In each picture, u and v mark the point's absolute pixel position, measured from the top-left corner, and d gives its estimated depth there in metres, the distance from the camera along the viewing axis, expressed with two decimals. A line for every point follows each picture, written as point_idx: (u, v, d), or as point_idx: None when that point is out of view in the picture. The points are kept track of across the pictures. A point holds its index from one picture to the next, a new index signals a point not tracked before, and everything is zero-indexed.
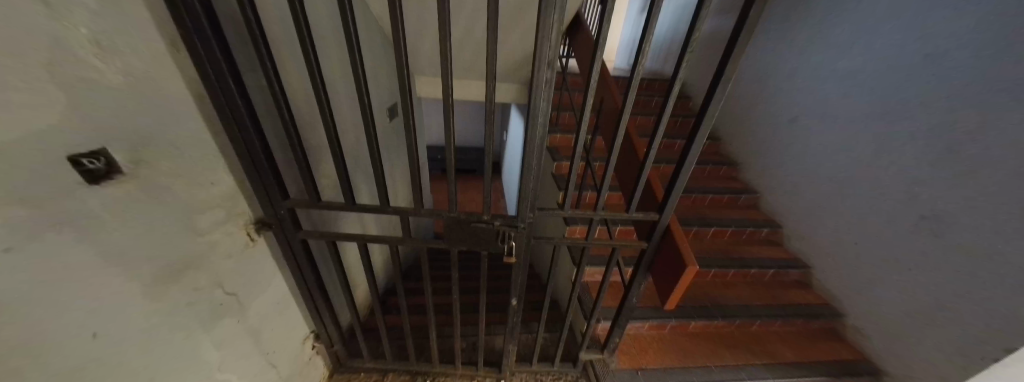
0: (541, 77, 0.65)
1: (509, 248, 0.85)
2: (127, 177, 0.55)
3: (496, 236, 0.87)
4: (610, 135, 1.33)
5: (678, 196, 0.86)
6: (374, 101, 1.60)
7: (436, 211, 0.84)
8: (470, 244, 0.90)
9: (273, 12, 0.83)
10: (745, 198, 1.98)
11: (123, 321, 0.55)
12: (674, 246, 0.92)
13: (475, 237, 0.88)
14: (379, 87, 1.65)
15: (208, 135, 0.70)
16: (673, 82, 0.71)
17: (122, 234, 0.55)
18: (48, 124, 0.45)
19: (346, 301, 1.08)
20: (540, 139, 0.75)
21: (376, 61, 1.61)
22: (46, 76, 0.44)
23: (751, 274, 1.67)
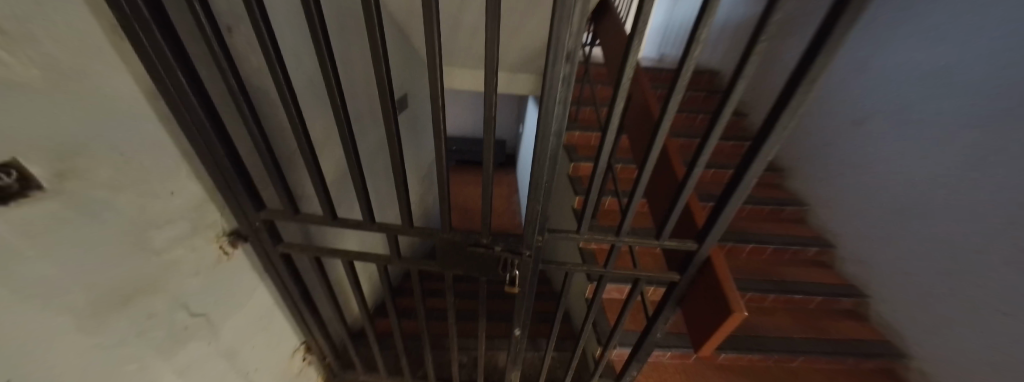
0: (558, 73, 0.50)
1: (512, 278, 0.74)
2: (50, 192, 0.45)
3: (499, 263, 0.75)
4: (637, 138, 1.16)
5: (724, 225, 0.68)
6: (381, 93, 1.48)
7: (430, 231, 0.73)
8: (468, 268, 0.79)
9: None
10: (790, 210, 1.73)
11: (52, 363, 0.47)
12: (714, 282, 0.74)
13: (472, 262, 0.77)
14: None
15: (166, 138, 0.60)
16: (733, 85, 0.53)
17: (46, 263, 0.45)
18: None
19: (337, 316, 1.00)
20: (551, 154, 0.60)
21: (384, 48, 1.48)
22: None
23: (793, 300, 1.47)
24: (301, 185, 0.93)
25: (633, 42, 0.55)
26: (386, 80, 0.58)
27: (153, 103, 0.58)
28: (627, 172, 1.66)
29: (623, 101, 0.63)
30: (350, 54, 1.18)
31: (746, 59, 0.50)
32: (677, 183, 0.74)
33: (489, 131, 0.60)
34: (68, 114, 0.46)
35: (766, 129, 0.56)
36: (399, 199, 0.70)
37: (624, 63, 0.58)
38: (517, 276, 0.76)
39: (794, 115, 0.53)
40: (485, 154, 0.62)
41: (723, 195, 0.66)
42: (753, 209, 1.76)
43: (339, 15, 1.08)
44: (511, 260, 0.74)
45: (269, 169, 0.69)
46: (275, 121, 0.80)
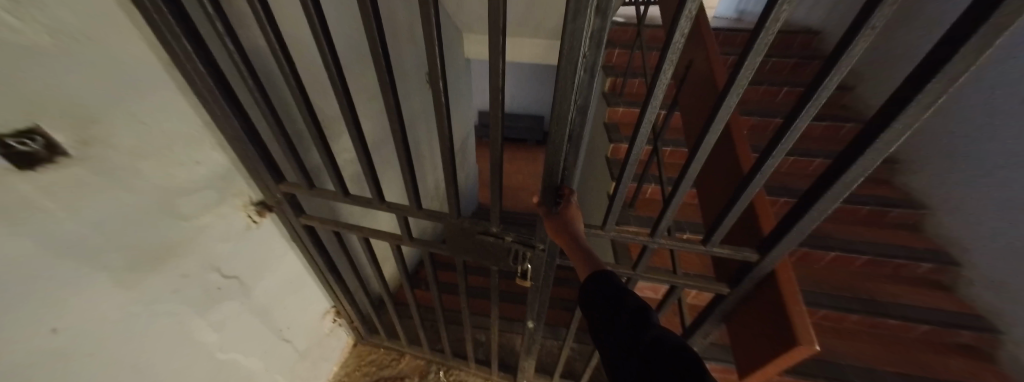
0: (581, 33, 0.36)
1: (523, 272, 0.69)
2: (76, 159, 0.48)
3: (510, 254, 0.68)
4: (694, 114, 0.96)
5: (801, 236, 0.52)
6: (412, 62, 1.43)
7: (438, 215, 0.67)
8: (479, 256, 0.74)
9: None
10: (897, 213, 1.37)
11: (91, 314, 0.52)
12: (775, 301, 0.58)
13: (483, 250, 0.72)
14: (417, 47, 1.47)
15: (187, 108, 0.61)
16: (844, 46, 0.35)
17: (76, 226, 0.48)
18: None
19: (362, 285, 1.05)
20: (568, 135, 0.49)
21: (414, 14, 1.40)
22: None
23: (883, 325, 1.19)
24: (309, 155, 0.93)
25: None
26: (383, 45, 0.50)
27: (170, 71, 0.58)
28: (677, 156, 1.43)
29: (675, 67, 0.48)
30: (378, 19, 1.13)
31: (874, 5, 0.30)
32: (741, 176, 0.57)
33: (496, 105, 0.50)
34: (81, 80, 0.46)
35: (888, 113, 0.37)
36: (405, 179, 0.66)
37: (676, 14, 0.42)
38: (529, 269, 0.70)
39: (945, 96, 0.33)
40: (495, 132, 0.53)
41: (806, 197, 0.49)
42: (844, 209, 1.41)
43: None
44: (523, 251, 0.68)
45: (280, 141, 0.70)
46: (279, 92, 0.78)
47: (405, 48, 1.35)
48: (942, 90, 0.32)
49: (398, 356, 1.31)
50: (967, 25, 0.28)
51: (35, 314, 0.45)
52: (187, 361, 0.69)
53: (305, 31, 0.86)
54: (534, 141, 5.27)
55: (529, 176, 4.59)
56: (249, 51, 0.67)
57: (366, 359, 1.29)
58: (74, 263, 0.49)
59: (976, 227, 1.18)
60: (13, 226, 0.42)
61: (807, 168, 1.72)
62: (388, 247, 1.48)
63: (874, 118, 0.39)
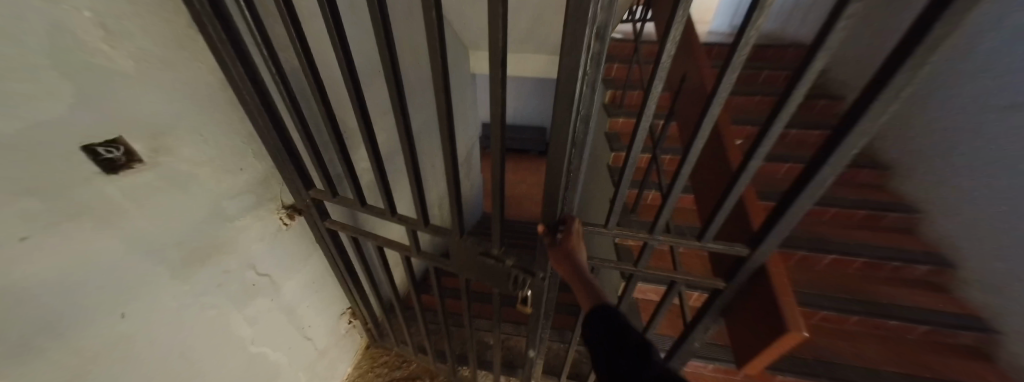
0: (584, 55, 0.44)
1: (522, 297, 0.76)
2: (148, 165, 0.55)
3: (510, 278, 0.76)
4: (690, 123, 1.03)
5: (786, 230, 0.57)
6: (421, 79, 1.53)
7: (443, 231, 0.74)
8: (482, 277, 0.81)
9: None
10: (893, 216, 1.41)
11: (151, 302, 0.58)
12: (766, 294, 0.63)
13: (486, 271, 0.80)
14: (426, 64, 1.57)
15: (236, 121, 0.70)
16: (808, 60, 0.41)
17: (145, 223, 0.56)
18: (54, 116, 0.43)
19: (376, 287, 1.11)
20: (574, 141, 0.56)
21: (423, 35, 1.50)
22: (45, 64, 0.41)
23: (885, 326, 1.21)
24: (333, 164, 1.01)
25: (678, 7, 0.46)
26: (397, 72, 0.58)
27: (225, 90, 0.66)
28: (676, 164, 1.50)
29: (667, 77, 0.55)
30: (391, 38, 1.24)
31: (834, 22, 0.37)
32: (731, 175, 0.64)
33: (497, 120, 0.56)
34: (152, 96, 0.54)
35: (849, 118, 0.43)
36: (413, 195, 0.73)
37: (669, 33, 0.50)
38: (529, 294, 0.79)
39: (895, 103, 0.39)
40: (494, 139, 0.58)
41: (788, 194, 0.55)
42: (840, 213, 1.45)
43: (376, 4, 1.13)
44: (522, 276, 0.75)
45: (312, 150, 0.77)
46: (310, 106, 0.87)
47: (412, 65, 1.45)
48: (888, 99, 0.39)
49: (409, 358, 1.35)
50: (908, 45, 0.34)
51: (107, 300, 0.52)
52: (226, 353, 0.74)
53: (332, 52, 0.96)
54: (536, 151, 5.38)
55: (533, 186, 4.70)
56: (284, 69, 0.76)
57: (379, 360, 1.34)
58: (141, 256, 0.56)
59: (966, 229, 1.22)
60: (89, 220, 0.48)
61: None
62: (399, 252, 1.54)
63: (838, 126, 0.45)
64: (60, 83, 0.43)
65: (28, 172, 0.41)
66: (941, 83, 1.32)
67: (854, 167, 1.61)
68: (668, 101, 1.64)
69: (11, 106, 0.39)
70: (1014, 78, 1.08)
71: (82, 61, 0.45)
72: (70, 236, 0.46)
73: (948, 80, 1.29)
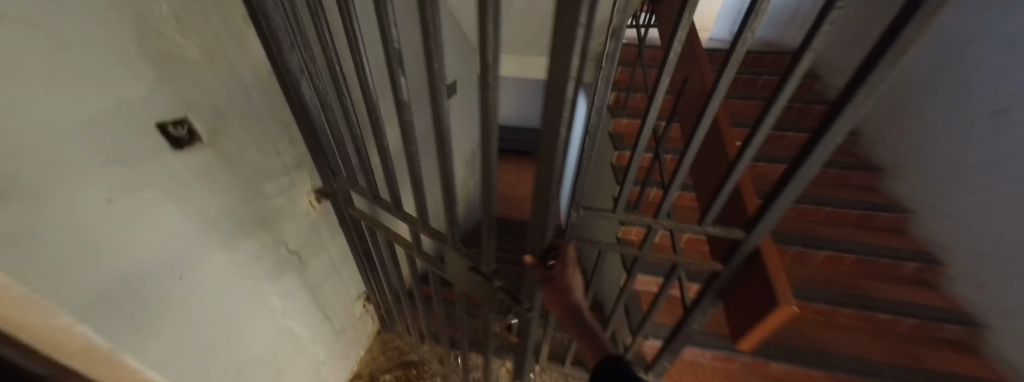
0: (604, 51, 0.52)
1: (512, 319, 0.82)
2: (206, 144, 0.61)
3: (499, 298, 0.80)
4: (690, 121, 1.10)
5: (778, 213, 0.63)
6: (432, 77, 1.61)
7: (442, 238, 0.80)
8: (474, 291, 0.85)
9: None
10: (885, 217, 1.47)
11: (201, 270, 0.63)
12: (759, 274, 0.69)
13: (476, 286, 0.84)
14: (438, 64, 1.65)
15: (277, 108, 0.76)
16: (798, 57, 0.48)
17: (201, 196, 0.61)
18: (139, 95, 0.48)
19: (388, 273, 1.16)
20: (589, 129, 0.64)
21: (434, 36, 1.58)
22: (134, 49, 0.47)
23: (875, 319, 1.27)
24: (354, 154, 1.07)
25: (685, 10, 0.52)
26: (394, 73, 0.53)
27: (269, 79, 0.73)
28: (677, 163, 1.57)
29: (672, 74, 0.61)
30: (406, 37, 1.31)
31: (817, 26, 0.44)
32: (728, 164, 0.70)
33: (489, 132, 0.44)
34: (213, 81, 0.60)
35: (835, 107, 0.50)
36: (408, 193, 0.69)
37: (673, 37, 0.56)
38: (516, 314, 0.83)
39: (872, 95, 0.45)
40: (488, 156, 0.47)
41: (781, 180, 0.62)
42: (834, 212, 1.51)
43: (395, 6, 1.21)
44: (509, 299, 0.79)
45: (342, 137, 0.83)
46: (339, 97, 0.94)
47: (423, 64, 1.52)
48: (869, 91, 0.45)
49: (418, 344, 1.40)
50: (885, 44, 0.40)
51: (167, 262, 0.57)
52: (259, 325, 0.80)
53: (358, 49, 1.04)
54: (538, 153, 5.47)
55: None
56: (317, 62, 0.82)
57: (390, 345, 1.39)
58: (196, 226, 0.61)
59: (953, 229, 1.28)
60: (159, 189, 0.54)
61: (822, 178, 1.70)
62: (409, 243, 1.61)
63: (826, 114, 0.52)
64: (145, 66, 0.49)
65: (118, 142, 0.47)
66: (931, 90, 1.39)
67: (851, 170, 1.66)
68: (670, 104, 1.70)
69: (109, 84, 0.44)
70: (999, 85, 1.14)
71: (161, 46, 0.50)
72: (145, 202, 0.52)
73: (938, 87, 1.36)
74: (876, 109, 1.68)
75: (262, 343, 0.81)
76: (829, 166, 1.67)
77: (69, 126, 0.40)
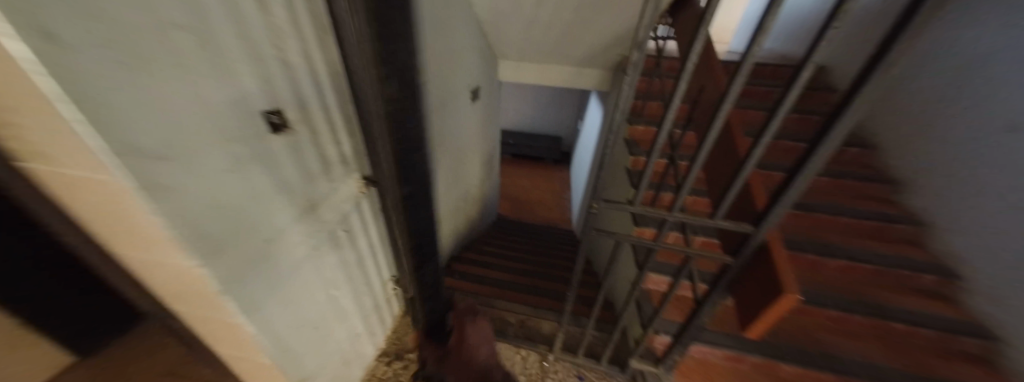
0: (632, 59, 0.63)
1: None
2: (291, 132, 0.71)
3: None
4: (705, 128, 1.17)
5: (786, 207, 0.70)
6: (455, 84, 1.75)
7: None
8: None
9: None
10: (902, 229, 1.48)
11: (281, 238, 0.72)
12: (768, 265, 0.74)
13: None
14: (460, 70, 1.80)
15: (343, 104, 0.87)
16: (802, 66, 0.58)
17: (284, 173, 0.70)
18: (257, 88, 0.59)
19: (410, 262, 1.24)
20: (613, 125, 0.75)
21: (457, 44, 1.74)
22: (258, 51, 0.57)
23: (890, 329, 1.28)
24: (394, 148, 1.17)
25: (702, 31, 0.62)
26: None
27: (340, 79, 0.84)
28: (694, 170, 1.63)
29: (687, 87, 0.69)
30: (435, 44, 1.45)
31: (814, 45, 0.55)
32: (738, 162, 0.78)
33: None
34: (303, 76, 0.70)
35: (839, 109, 0.58)
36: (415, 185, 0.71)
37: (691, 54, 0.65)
38: None
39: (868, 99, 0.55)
40: None
41: (786, 177, 0.69)
42: (850, 222, 1.52)
43: (430, 16, 1.34)
44: None
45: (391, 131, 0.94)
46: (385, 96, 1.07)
47: (446, 69, 1.65)
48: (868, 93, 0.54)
49: None
50: None
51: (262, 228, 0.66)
52: (314, 294, 0.89)
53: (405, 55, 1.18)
54: (550, 159, 5.59)
55: (547, 193, 4.93)
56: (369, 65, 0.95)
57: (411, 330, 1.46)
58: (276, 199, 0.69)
59: (963, 242, 1.31)
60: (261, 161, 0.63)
61: (840, 189, 1.70)
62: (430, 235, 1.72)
63: (829, 114, 0.60)
64: (261, 65, 0.59)
65: (240, 124, 0.56)
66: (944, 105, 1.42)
67: (865, 181, 1.67)
68: (686, 112, 1.77)
69: (241, 78, 0.54)
70: (1012, 102, 1.18)
71: (273, 48, 0.61)
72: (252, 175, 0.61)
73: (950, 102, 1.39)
74: (891, 123, 1.71)
75: (314, 310, 0.90)
76: (845, 177, 1.69)
77: (215, 101, 0.50)
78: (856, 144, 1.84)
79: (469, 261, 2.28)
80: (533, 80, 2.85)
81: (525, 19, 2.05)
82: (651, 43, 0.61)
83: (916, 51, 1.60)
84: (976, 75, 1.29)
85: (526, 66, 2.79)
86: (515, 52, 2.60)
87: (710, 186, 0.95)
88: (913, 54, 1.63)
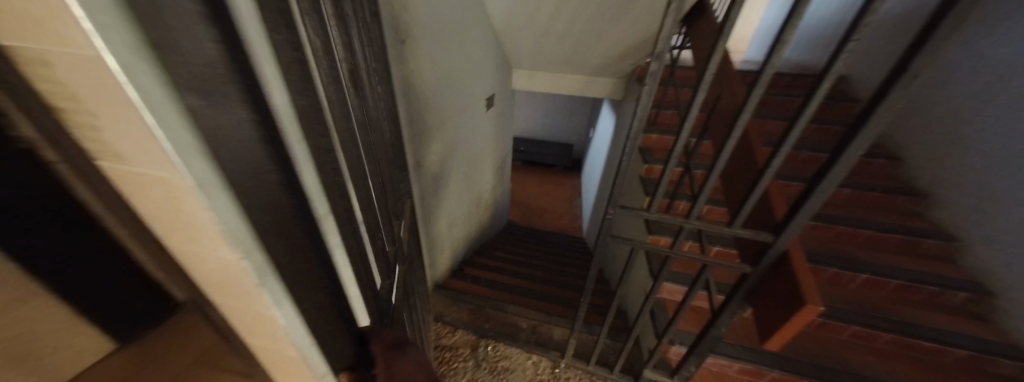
0: (650, 69, 0.65)
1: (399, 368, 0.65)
2: None
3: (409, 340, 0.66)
4: (721, 137, 1.18)
5: (807, 217, 0.69)
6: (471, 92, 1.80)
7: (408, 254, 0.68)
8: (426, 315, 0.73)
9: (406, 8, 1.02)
10: (930, 243, 1.42)
11: None
12: (788, 275, 0.74)
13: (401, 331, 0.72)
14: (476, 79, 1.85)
15: None
16: (822, 77, 0.59)
17: None
18: None
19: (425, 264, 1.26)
20: (630, 132, 0.77)
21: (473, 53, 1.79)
22: None
23: (919, 348, 1.23)
24: (414, 152, 1.21)
25: (720, 42, 0.64)
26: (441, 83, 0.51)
27: None
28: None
29: (705, 96, 0.70)
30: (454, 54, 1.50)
31: (835, 57, 0.56)
32: (757, 171, 0.78)
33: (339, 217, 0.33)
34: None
35: (861, 119, 0.58)
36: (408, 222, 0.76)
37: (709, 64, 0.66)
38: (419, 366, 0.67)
39: (891, 109, 0.55)
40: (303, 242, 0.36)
41: (807, 186, 0.69)
42: (874, 236, 1.48)
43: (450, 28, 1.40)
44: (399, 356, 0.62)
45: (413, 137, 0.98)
46: (408, 103, 1.11)
47: (463, 78, 1.70)
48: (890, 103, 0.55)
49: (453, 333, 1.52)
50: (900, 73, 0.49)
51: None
52: None
53: (426, 65, 1.23)
54: (561, 166, 5.60)
55: (557, 200, 4.93)
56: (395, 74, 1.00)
57: None
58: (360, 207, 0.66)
59: (998, 258, 1.25)
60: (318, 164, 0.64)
61: (863, 201, 1.65)
62: (444, 238, 1.75)
63: (852, 124, 0.60)
64: None
65: None
66: (973, 116, 1.37)
67: (889, 193, 1.62)
68: (701, 121, 1.76)
69: None
70: None
71: None
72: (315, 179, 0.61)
73: (980, 113, 1.34)
74: (918, 134, 1.66)
75: None
76: (869, 189, 1.64)
77: None
78: (879, 155, 1.79)
79: (480, 265, 2.30)
80: (546, 88, 2.88)
81: (539, 29, 2.09)
82: (670, 54, 0.63)
83: (943, 60, 1.56)
84: (1006, 85, 1.26)
85: (539, 75, 2.84)
86: (528, 61, 2.65)
87: (727, 195, 0.95)
88: (940, 64, 1.58)
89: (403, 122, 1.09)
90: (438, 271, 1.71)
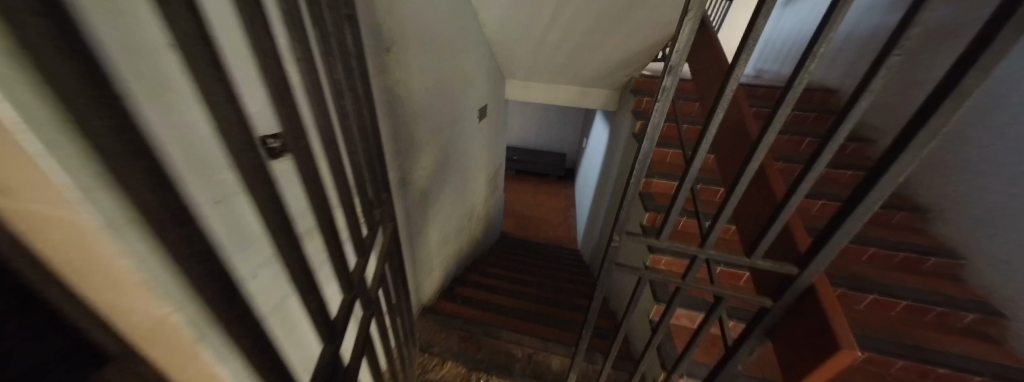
0: (663, 85, 0.58)
1: None
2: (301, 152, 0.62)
3: None
4: (727, 155, 1.12)
5: (837, 248, 0.62)
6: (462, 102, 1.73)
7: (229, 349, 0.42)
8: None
9: (390, 16, 0.94)
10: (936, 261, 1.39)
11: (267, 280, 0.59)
12: (817, 312, 0.66)
13: None
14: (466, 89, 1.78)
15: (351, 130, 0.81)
16: (855, 96, 0.51)
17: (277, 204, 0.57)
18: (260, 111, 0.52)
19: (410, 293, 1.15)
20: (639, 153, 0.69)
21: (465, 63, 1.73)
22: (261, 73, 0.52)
23: (934, 374, 1.17)
24: (399, 168, 1.11)
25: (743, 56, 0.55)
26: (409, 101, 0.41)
27: None
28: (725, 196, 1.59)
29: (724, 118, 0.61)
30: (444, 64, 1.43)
31: (874, 73, 0.48)
32: (777, 197, 0.71)
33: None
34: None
35: (899, 146, 0.51)
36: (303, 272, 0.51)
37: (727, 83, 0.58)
38: None
39: (936, 136, 0.47)
40: None
41: (837, 216, 0.61)
42: (878, 253, 1.45)
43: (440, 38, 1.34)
44: None
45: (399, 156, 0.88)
46: (393, 119, 1.03)
47: (453, 90, 1.63)
48: (940, 126, 0.47)
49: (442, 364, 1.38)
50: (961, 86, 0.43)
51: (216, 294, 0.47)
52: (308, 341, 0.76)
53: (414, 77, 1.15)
54: (555, 176, 5.57)
55: (552, 210, 4.88)
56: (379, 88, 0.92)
57: None
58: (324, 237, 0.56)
59: (1005, 277, 1.22)
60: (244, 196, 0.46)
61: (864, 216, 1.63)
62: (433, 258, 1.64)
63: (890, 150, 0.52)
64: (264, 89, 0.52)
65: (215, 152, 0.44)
66: (971, 132, 1.37)
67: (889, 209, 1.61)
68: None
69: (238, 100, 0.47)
70: None
71: None
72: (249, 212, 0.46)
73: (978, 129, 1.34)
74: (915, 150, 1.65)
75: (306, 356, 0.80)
76: None
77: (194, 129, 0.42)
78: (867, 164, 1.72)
79: (472, 283, 2.19)
80: (541, 99, 2.85)
81: (533, 40, 2.06)
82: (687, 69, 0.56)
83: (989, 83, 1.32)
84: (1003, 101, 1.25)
85: (534, 85, 2.80)
86: (523, 71, 2.60)
87: (743, 219, 0.87)
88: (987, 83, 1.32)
89: (386, 138, 1.00)
90: (426, 293, 1.60)
